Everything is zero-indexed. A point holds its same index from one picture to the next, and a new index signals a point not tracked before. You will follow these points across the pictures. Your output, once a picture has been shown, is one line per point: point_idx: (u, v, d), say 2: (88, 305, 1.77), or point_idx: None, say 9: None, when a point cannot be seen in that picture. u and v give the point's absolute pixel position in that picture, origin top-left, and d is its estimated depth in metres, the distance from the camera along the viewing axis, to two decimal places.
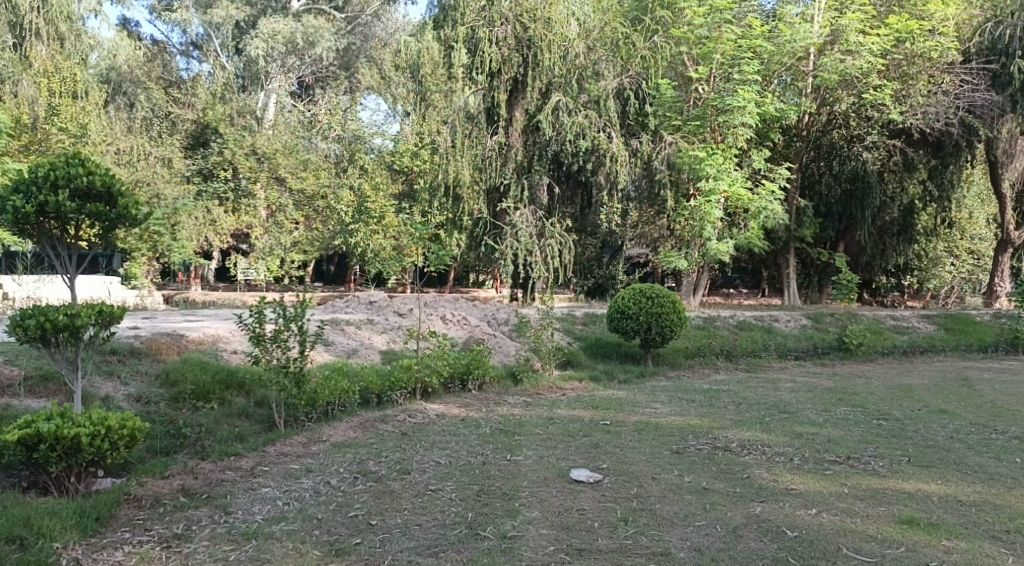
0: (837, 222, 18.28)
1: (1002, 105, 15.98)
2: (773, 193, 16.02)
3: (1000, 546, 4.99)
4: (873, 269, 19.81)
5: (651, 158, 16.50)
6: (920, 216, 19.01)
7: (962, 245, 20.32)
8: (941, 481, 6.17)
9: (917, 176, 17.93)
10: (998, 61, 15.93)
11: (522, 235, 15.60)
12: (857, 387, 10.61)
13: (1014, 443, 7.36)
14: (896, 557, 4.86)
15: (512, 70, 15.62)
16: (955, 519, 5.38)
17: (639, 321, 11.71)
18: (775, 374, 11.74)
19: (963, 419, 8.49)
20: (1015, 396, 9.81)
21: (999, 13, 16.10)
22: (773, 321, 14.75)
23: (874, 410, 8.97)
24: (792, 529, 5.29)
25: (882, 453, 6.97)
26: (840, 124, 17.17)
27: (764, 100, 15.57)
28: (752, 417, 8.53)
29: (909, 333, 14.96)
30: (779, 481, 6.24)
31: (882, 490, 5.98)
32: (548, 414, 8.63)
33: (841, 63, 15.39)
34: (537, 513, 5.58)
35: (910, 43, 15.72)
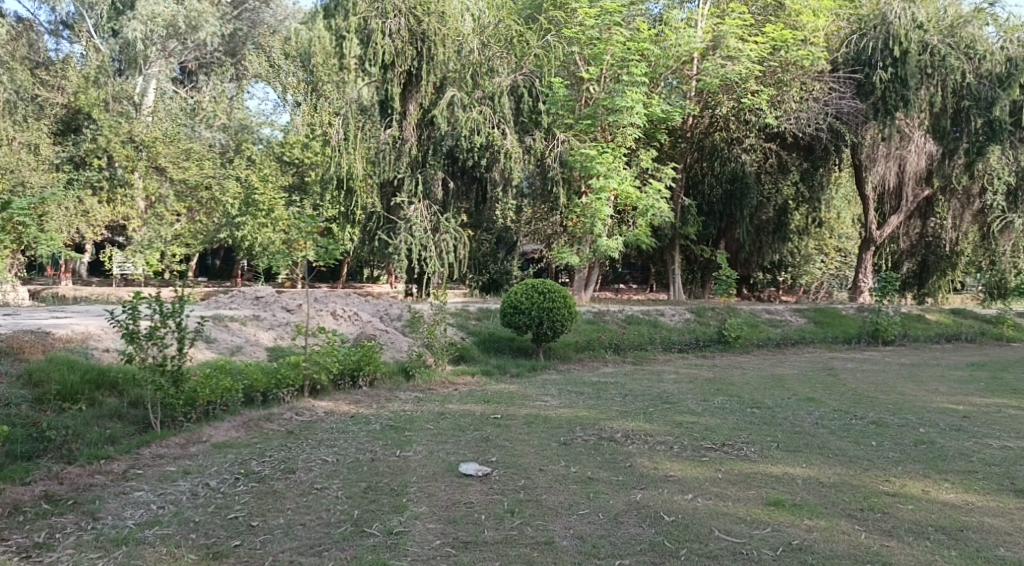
0: (718, 220, 19.02)
1: (866, 112, 17.04)
2: (661, 192, 16.48)
3: (855, 523, 5.36)
4: (751, 265, 20.93)
5: (544, 156, 16.74)
6: (793, 215, 20.06)
7: (831, 243, 21.82)
8: (805, 464, 6.59)
9: (790, 178, 19.10)
10: (862, 71, 17.03)
11: (417, 229, 15.56)
12: (735, 377, 11.17)
13: (869, 427, 7.94)
14: (762, 536, 5.16)
15: (406, 63, 15.59)
16: (816, 500, 5.76)
17: (530, 315, 11.88)
18: (660, 366, 12.20)
19: (827, 405, 9.09)
20: (875, 384, 10.56)
21: (862, 26, 17.25)
22: (658, 316, 15.30)
23: (748, 399, 9.47)
24: (669, 514, 5.53)
25: (754, 440, 7.37)
26: (721, 126, 17.76)
27: (651, 101, 16.10)
28: (637, 408, 8.84)
29: (782, 325, 15.84)
30: (659, 468, 6.51)
31: (752, 474, 6.34)
32: (439, 409, 8.65)
33: (722, 68, 16.07)
34: (425, 508, 5.59)
35: (785, 51, 16.61)
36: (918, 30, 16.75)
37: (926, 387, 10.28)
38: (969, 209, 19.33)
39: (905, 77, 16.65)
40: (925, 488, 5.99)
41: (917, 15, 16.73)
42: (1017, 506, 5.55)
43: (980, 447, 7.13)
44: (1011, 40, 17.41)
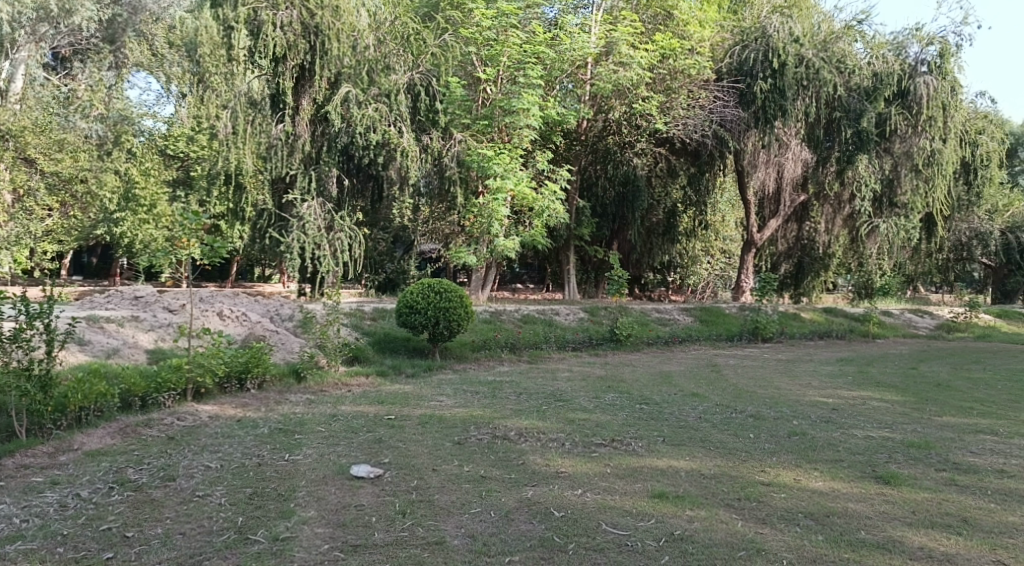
0: (611, 222, 19.58)
1: (748, 120, 17.90)
2: (556, 193, 16.76)
3: (732, 512, 5.62)
4: (642, 266, 21.56)
5: (441, 155, 16.72)
6: (681, 218, 20.96)
7: (717, 245, 23.00)
8: (688, 457, 6.86)
9: (678, 182, 20.22)
10: (744, 81, 17.89)
11: (310, 227, 15.21)
12: (625, 374, 11.50)
13: (747, 420, 8.35)
14: (646, 528, 5.33)
15: (298, 57, 15.16)
16: (697, 491, 6.01)
17: (427, 315, 11.82)
18: (554, 364, 12.42)
19: (710, 400, 9.50)
20: (754, 379, 11.12)
21: (744, 38, 18.16)
22: (553, 315, 15.55)
23: (637, 395, 9.77)
24: (559, 509, 5.64)
25: (641, 435, 7.62)
26: (614, 130, 18.38)
27: (547, 104, 16.34)
28: (531, 406, 8.96)
29: (670, 324, 16.43)
30: (551, 465, 6.62)
31: (639, 468, 6.55)
32: (331, 411, 8.48)
33: (614, 74, 16.46)
34: (313, 513, 5.48)
35: (674, 60, 17.22)
36: (794, 43, 17.78)
37: (800, 382, 10.91)
38: (840, 213, 20.42)
39: (783, 88, 17.54)
40: (796, 477, 6.35)
41: (794, 30, 17.76)
42: (877, 491, 5.97)
43: (846, 437, 7.62)
44: (878, 56, 18.64)
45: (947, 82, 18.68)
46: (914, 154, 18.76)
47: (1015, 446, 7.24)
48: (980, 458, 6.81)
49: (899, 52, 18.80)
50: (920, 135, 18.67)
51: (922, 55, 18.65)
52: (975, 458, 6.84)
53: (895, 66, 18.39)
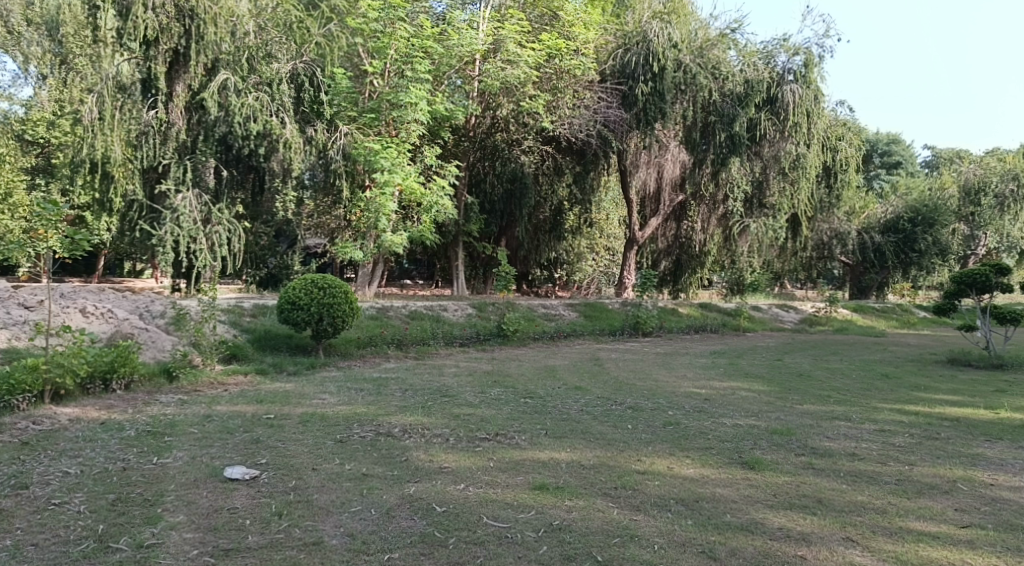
0: (499, 219, 19.73)
1: (630, 121, 18.47)
2: (444, 188, 16.75)
3: (609, 500, 5.79)
4: (529, 262, 22.03)
5: (326, 148, 16.27)
6: (567, 215, 21.47)
7: (601, 242, 23.60)
8: (569, 449, 7.01)
9: (564, 180, 20.41)
10: (626, 83, 18.41)
11: (185, 220, 14.54)
12: (510, 369, 11.64)
13: (626, 412, 8.61)
14: (526, 520, 5.41)
15: (171, 41, 14.40)
16: (577, 482, 6.16)
17: (310, 311, 11.51)
18: (440, 360, 12.40)
19: (592, 393, 9.76)
20: (634, 372, 11.49)
21: (627, 42, 18.63)
22: (441, 310, 15.52)
23: (522, 389, 9.91)
24: (441, 504, 5.63)
25: (525, 428, 7.72)
26: (502, 127, 18.52)
27: (435, 99, 16.22)
28: (416, 402, 8.91)
29: (556, 319, 16.76)
30: (434, 460, 6.61)
31: (521, 461, 6.65)
32: (206, 411, 8.13)
33: (502, 71, 16.59)
34: (183, 517, 5.24)
35: (559, 60, 17.50)
36: (673, 48, 18.39)
37: (676, 374, 11.38)
38: (715, 213, 21.47)
39: (662, 92, 18.18)
40: (670, 465, 6.61)
41: (673, 35, 18.32)
42: (743, 476, 6.30)
43: (716, 425, 8.01)
44: (749, 64, 19.51)
45: (812, 90, 19.75)
46: (781, 158, 20.05)
47: (865, 430, 7.82)
48: (835, 443, 7.31)
49: (768, 61, 19.74)
50: (787, 139, 19.82)
51: (789, 65, 19.70)
52: (831, 442, 7.33)
53: (765, 74, 19.29)
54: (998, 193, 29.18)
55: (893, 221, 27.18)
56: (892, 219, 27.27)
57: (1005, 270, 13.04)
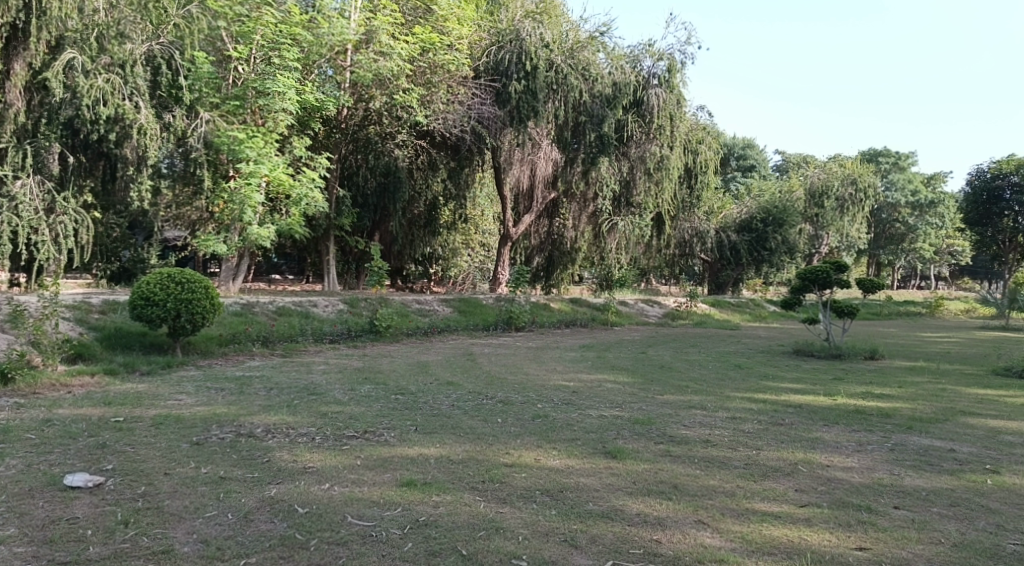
0: (372, 212, 19.48)
1: (503, 119, 18.67)
2: (314, 181, 16.24)
3: (476, 494, 5.83)
4: (404, 258, 21.84)
5: (186, 135, 15.42)
6: (442, 211, 21.49)
7: (476, 238, 23.73)
8: (438, 444, 7.00)
9: (439, 176, 20.52)
10: (500, 81, 18.56)
11: (25, 209, 13.45)
12: (382, 365, 11.48)
13: (496, 406, 8.70)
14: (392, 517, 5.35)
15: (8, 15, 12.87)
16: (445, 477, 6.15)
17: (166, 307, 10.89)
18: (309, 358, 12.06)
19: (463, 388, 9.79)
20: (505, 366, 11.62)
21: (500, 40, 18.79)
22: (310, 306, 15.09)
23: (392, 386, 9.81)
24: (303, 505, 5.48)
25: (394, 425, 7.63)
26: (374, 121, 18.09)
27: (304, 88, 15.73)
28: (281, 401, 8.62)
29: (430, 315, 16.67)
30: (298, 460, 6.42)
31: (389, 458, 6.57)
32: (45, 416, 7.53)
33: (375, 63, 16.26)
34: (13, 531, 4.86)
35: (434, 53, 17.39)
36: (545, 49, 18.68)
37: (546, 368, 11.62)
38: (585, 212, 22.12)
39: (535, 90, 18.43)
40: (536, 457, 6.73)
41: (544, 36, 18.65)
42: (606, 465, 6.50)
43: (582, 417, 8.23)
44: (617, 66, 19.98)
45: (674, 95, 20.78)
46: (646, 159, 20.96)
47: (719, 418, 8.27)
48: (692, 430, 7.68)
49: (635, 64, 20.56)
50: (651, 141, 20.83)
51: (653, 69, 20.56)
52: (688, 430, 7.69)
53: (632, 77, 20.01)
54: (839, 196, 31.67)
55: (747, 221, 28.87)
56: (746, 219, 28.98)
57: (843, 267, 14.09)
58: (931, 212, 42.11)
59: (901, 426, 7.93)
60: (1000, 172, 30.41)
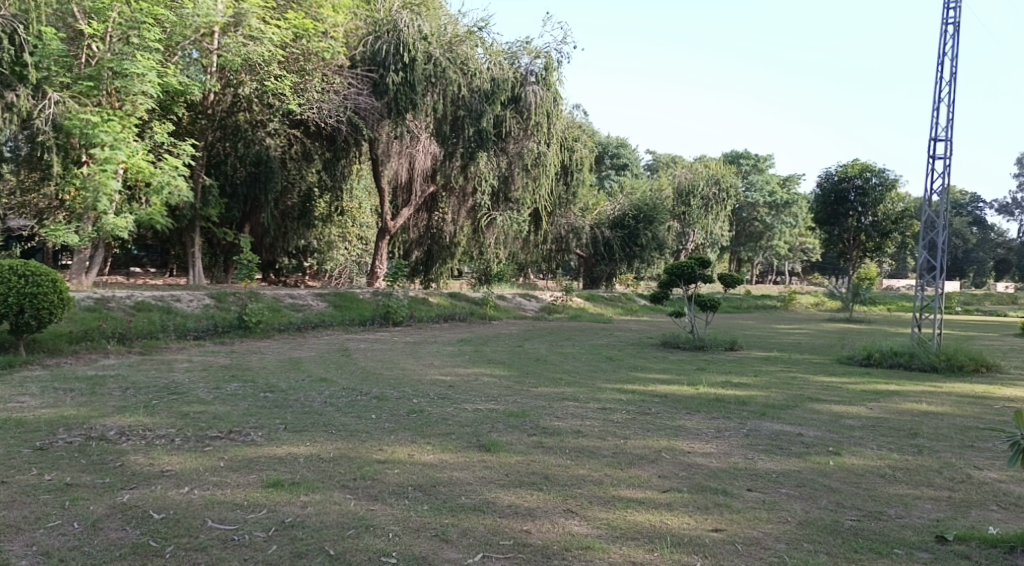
0: (242, 203, 18.63)
1: (380, 110, 18.37)
2: (177, 168, 15.49)
3: (347, 492, 5.71)
4: (276, 250, 21.22)
5: (31, 116, 14.25)
6: (317, 202, 20.83)
7: (353, 231, 23.37)
8: (308, 443, 6.81)
9: (313, 166, 19.86)
10: (377, 71, 18.23)
11: None
12: (250, 362, 11.05)
13: (370, 402, 8.57)
14: (256, 520, 5.16)
15: None
16: (314, 476, 5.99)
17: (6, 302, 10.00)
18: (171, 355, 11.44)
19: (337, 384, 9.57)
20: (380, 361, 11.46)
21: (377, 29, 18.41)
22: (172, 301, 14.31)
23: (261, 383, 9.46)
24: (158, 511, 5.19)
25: (261, 424, 7.37)
26: (244, 107, 17.46)
27: (166, 71, 14.89)
28: (138, 402, 8.12)
29: (303, 310, 16.18)
30: (155, 464, 6.07)
31: (255, 458, 6.33)
32: None
33: (243, 48, 15.62)
34: None
35: (307, 40, 16.88)
36: (423, 41, 18.50)
37: (423, 362, 11.56)
38: (464, 206, 22.07)
39: (413, 83, 18.28)
40: (410, 452, 6.68)
41: (422, 28, 18.43)
42: (479, 459, 6.54)
43: (457, 411, 8.24)
44: (495, 62, 20.17)
45: (551, 93, 21.19)
46: (524, 155, 21.30)
47: (590, 409, 8.50)
48: (564, 422, 7.84)
49: (512, 61, 20.76)
50: (529, 137, 21.15)
51: (531, 67, 20.88)
52: (560, 422, 7.85)
53: (510, 74, 20.21)
54: (704, 195, 33.49)
55: (620, 218, 29.87)
56: (619, 216, 30.01)
57: (706, 262, 14.87)
58: (785, 212, 45.12)
59: (756, 413, 8.43)
60: (846, 175, 32.90)
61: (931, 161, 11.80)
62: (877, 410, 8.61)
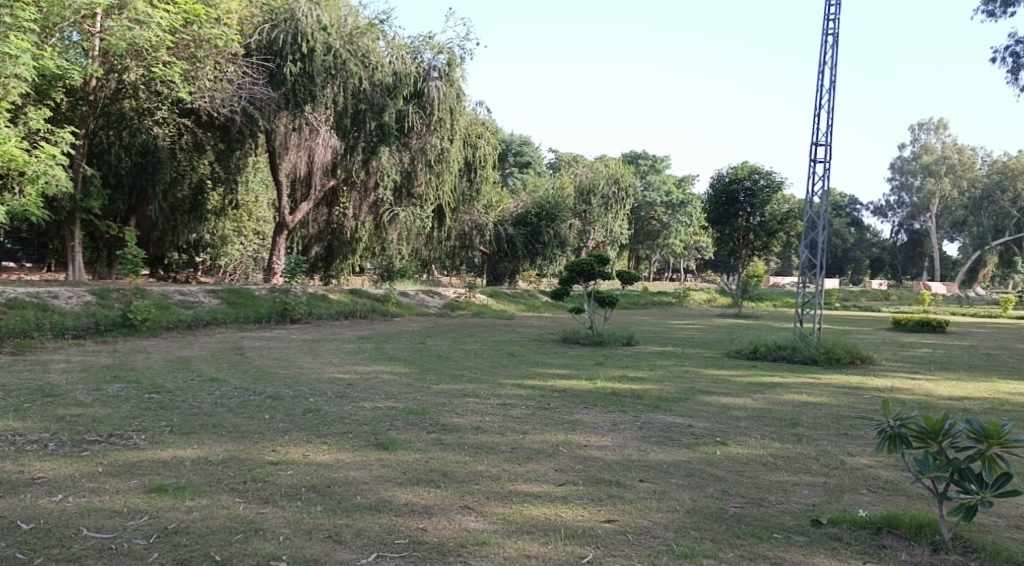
0: (127, 195, 17.75)
1: (277, 101, 17.86)
2: (54, 157, 14.57)
3: (236, 496, 5.52)
4: (165, 244, 20.34)
5: None
6: (209, 195, 20.00)
7: (249, 225, 22.74)
8: (196, 445, 6.55)
9: (206, 158, 19.06)
10: (273, 61, 17.69)
11: None
12: (136, 362, 10.52)
13: (264, 402, 8.31)
14: (136, 527, 4.93)
15: None
16: (201, 479, 5.77)
17: None
18: (47, 355, 10.75)
19: (229, 384, 9.24)
20: (276, 360, 11.14)
21: (274, 18, 17.87)
22: (49, 298, 13.44)
23: (146, 384, 9.02)
24: (27, 522, 4.88)
25: (145, 426, 7.03)
26: (129, 95, 16.58)
27: (42, 53, 13.96)
28: (8, 405, 7.59)
29: (194, 307, 15.52)
30: (25, 471, 5.69)
31: (137, 462, 6.03)
32: None
33: (129, 32, 14.64)
34: None
35: (198, 26, 15.76)
36: (322, 31, 18.05)
37: (321, 360, 11.32)
38: (366, 201, 21.65)
39: (312, 74, 17.89)
40: (304, 453, 6.52)
41: (322, 18, 18.02)
42: (376, 457, 6.46)
43: (354, 409, 8.11)
44: (397, 55, 20.01)
45: (454, 89, 21.21)
46: (427, 151, 21.23)
47: (490, 405, 8.54)
48: (463, 419, 7.84)
49: (414, 55, 20.65)
50: (432, 133, 21.06)
51: (433, 62, 20.82)
52: (460, 418, 7.84)
53: (412, 68, 20.11)
54: (604, 194, 34.24)
55: (523, 215, 30.13)
56: (521, 213, 30.28)
57: (605, 259, 15.19)
58: (681, 212, 46.70)
59: (650, 406, 8.68)
60: (737, 177, 34.42)
61: (812, 165, 12.44)
62: (762, 402, 9.03)
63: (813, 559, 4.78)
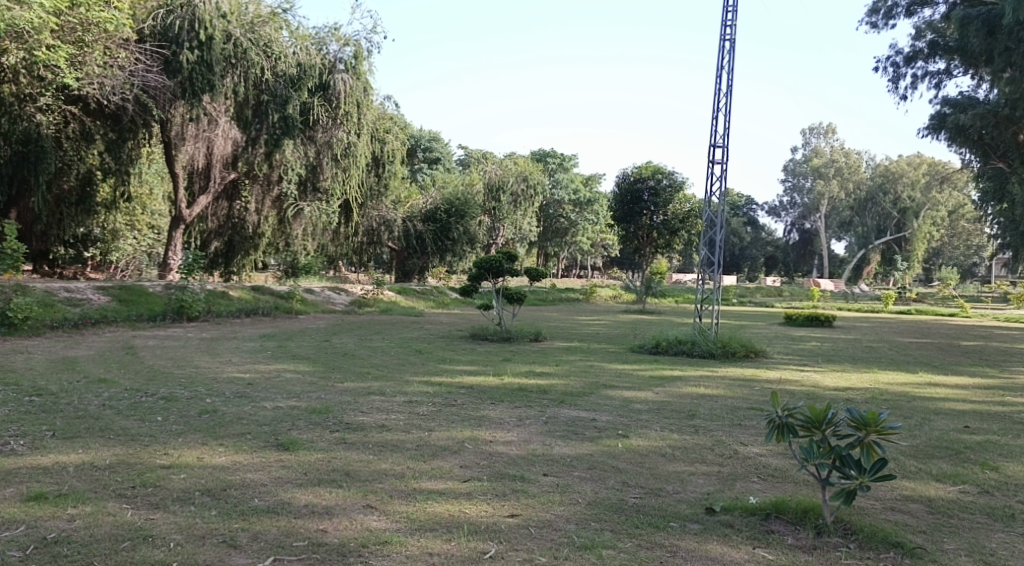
0: (6, 185, 16.63)
1: (173, 90, 17.12)
2: None
3: (123, 502, 5.27)
4: (50, 240, 19.19)
5: None
6: (99, 187, 19.07)
7: (143, 218, 22.00)
8: (81, 450, 6.21)
9: (95, 147, 18.15)
10: (169, 48, 16.92)
11: None
12: (14, 363, 9.87)
13: (157, 403, 7.96)
14: (11, 538, 4.65)
15: None
16: (85, 486, 5.47)
17: None
18: None
19: (119, 385, 8.79)
20: (171, 360, 10.68)
21: (169, 3, 17.07)
22: None
23: (26, 386, 8.47)
24: None
25: (24, 431, 6.60)
26: (9, 78, 15.09)
27: None
28: None
29: (82, 304, 14.69)
30: None
31: (14, 470, 5.67)
32: None
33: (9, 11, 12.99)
34: None
35: (85, 10, 14.53)
36: (221, 19, 17.38)
37: (219, 359, 10.93)
38: (269, 195, 21.15)
39: (211, 62, 17.20)
40: (199, 455, 6.28)
41: (221, 5, 17.35)
42: (276, 458, 6.28)
43: (254, 410, 7.87)
44: (301, 46, 19.53)
45: (360, 82, 20.90)
46: (333, 145, 20.72)
47: (395, 403, 8.46)
48: (368, 417, 7.72)
49: (320, 47, 20.19)
50: (338, 127, 20.60)
51: (339, 54, 20.43)
52: (364, 417, 7.73)
53: (317, 60, 19.68)
54: (513, 192, 34.43)
55: (432, 211, 29.98)
56: (430, 210, 30.13)
57: (513, 256, 15.26)
58: (588, 210, 47.53)
59: (555, 401, 8.79)
60: (641, 176, 35.41)
61: (711, 166, 12.89)
62: (662, 395, 9.29)
63: (706, 546, 4.95)
